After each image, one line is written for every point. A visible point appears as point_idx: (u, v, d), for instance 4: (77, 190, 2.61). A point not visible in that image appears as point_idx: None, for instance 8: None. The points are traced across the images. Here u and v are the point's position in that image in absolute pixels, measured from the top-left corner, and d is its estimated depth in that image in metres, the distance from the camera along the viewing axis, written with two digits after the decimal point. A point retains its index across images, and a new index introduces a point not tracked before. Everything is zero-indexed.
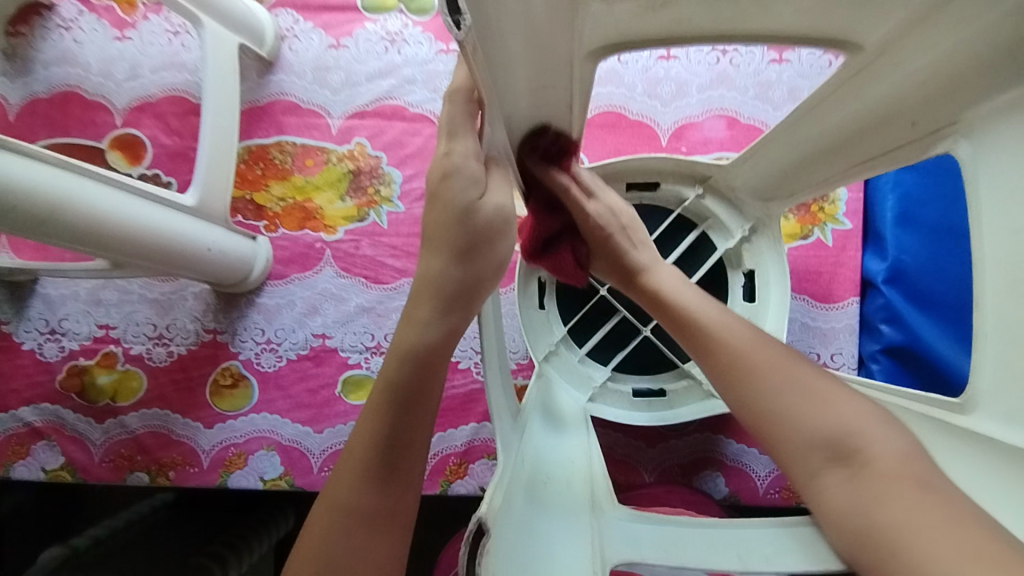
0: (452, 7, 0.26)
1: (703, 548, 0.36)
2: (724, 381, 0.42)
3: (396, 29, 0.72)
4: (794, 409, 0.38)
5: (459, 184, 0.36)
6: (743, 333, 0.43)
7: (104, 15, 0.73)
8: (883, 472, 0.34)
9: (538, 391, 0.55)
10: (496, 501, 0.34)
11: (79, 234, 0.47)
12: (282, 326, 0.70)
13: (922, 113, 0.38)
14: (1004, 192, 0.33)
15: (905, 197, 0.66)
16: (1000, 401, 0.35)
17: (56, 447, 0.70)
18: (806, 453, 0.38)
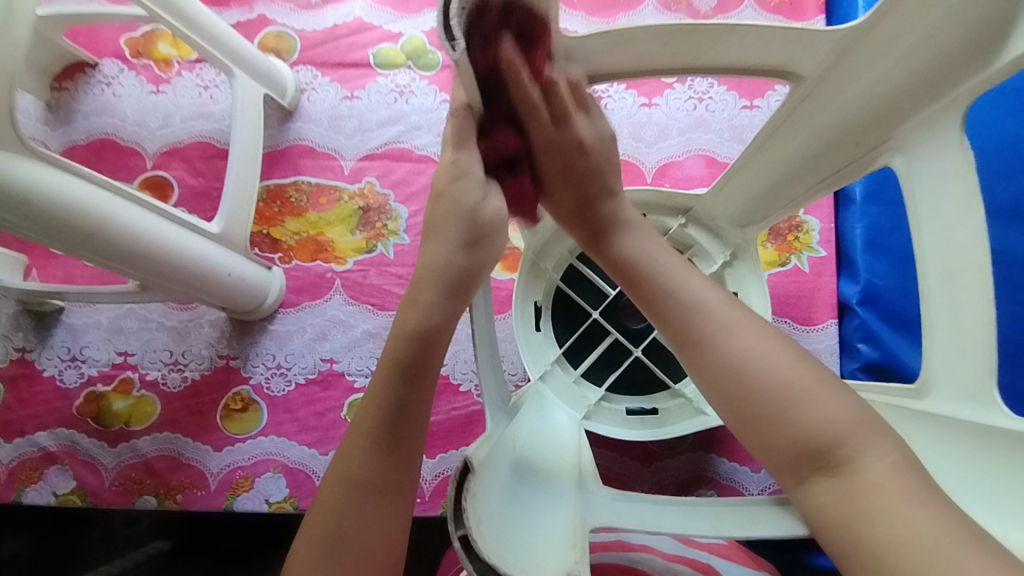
0: (448, 35, 0.35)
1: (678, 516, 0.40)
2: (710, 385, 0.40)
3: (405, 82, 0.80)
4: (781, 415, 0.37)
5: (465, 186, 0.43)
6: (727, 330, 0.41)
7: (142, 72, 0.81)
8: (867, 480, 0.34)
9: (533, 407, 0.59)
10: (480, 455, 0.40)
11: (114, 249, 0.52)
12: (292, 351, 0.74)
13: (863, 134, 0.43)
14: (941, 195, 0.38)
15: (873, 226, 0.71)
16: (954, 384, 0.39)
17: (68, 472, 0.72)
18: (792, 459, 0.37)
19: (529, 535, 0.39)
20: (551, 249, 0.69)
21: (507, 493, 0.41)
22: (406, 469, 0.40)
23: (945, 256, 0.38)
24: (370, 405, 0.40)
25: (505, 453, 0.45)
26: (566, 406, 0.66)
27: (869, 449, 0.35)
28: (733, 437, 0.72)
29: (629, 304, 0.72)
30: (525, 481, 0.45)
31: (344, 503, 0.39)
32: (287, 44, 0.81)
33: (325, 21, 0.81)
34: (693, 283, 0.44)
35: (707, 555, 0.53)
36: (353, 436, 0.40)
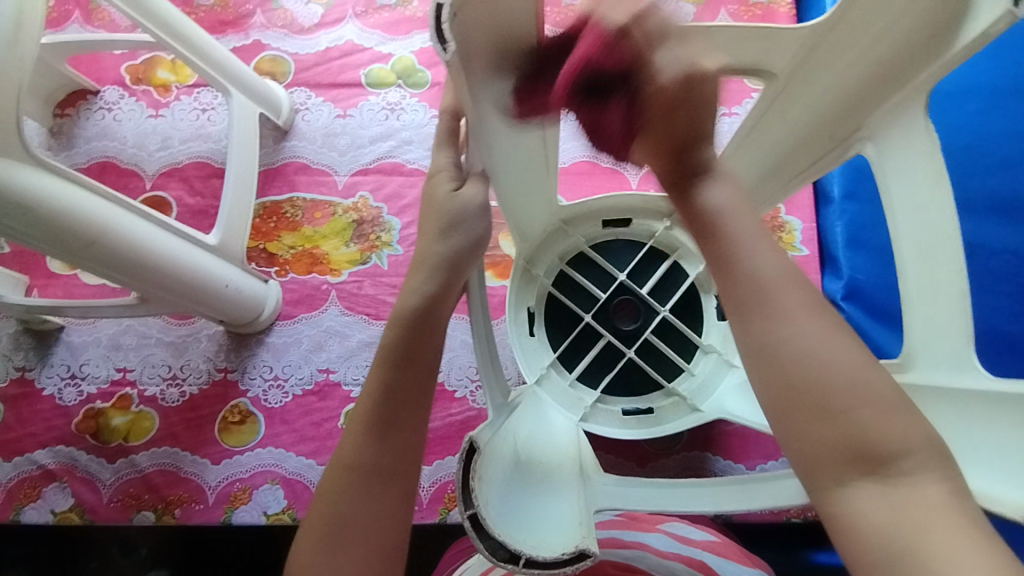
0: (439, 37, 0.32)
1: (679, 498, 0.42)
2: (759, 356, 0.33)
3: (396, 100, 0.83)
4: (844, 408, 0.31)
5: (441, 183, 0.46)
6: (797, 302, 0.34)
7: (142, 97, 0.84)
8: (925, 499, 0.29)
9: (531, 406, 0.58)
10: (486, 438, 0.41)
11: (116, 257, 0.54)
12: (289, 362, 0.75)
13: (835, 125, 0.46)
14: (907, 177, 0.40)
15: (852, 224, 0.74)
16: (931, 355, 0.41)
17: (66, 489, 0.72)
18: (837, 457, 0.31)
19: (535, 516, 0.39)
20: (542, 255, 0.71)
21: (511, 476, 0.42)
22: (397, 458, 0.41)
23: (919, 233, 0.40)
24: (366, 395, 0.42)
25: (508, 444, 0.45)
26: (564, 409, 0.66)
27: (932, 468, 0.30)
28: (727, 435, 0.73)
29: (619, 306, 0.71)
30: (531, 475, 0.45)
31: (344, 492, 0.40)
32: (282, 67, 0.84)
33: (318, 44, 0.85)
34: (764, 251, 0.36)
35: (700, 551, 0.53)
36: (353, 424, 0.42)
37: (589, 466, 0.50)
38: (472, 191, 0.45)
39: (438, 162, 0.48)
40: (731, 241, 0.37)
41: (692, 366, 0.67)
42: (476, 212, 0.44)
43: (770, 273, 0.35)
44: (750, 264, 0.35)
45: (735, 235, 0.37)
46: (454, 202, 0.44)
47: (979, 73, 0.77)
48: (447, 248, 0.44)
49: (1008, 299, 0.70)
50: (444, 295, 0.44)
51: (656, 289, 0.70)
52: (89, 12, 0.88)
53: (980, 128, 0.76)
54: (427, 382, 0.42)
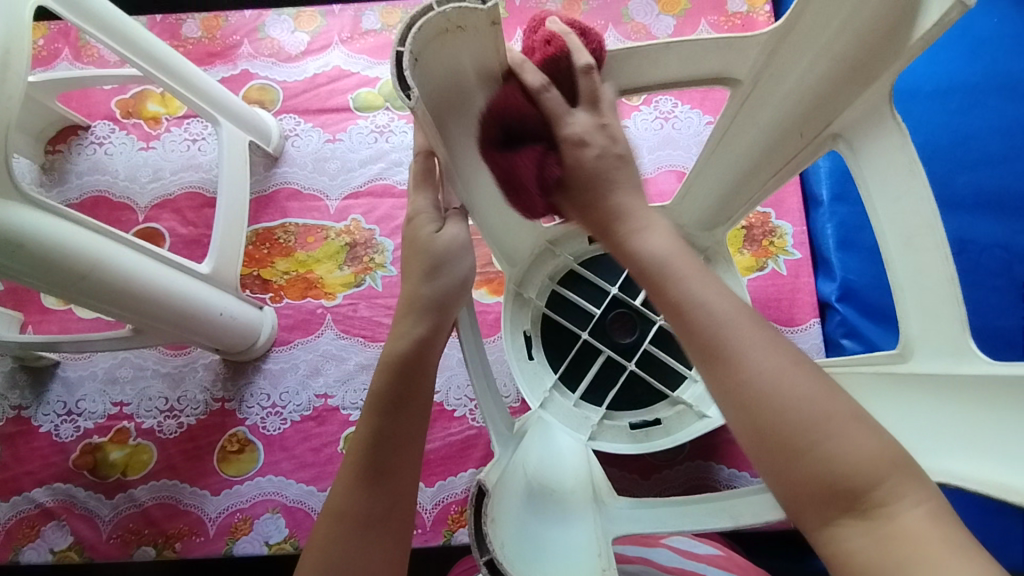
0: (403, 87, 0.35)
1: (695, 515, 0.41)
2: (727, 405, 0.33)
3: (385, 122, 0.83)
4: (809, 444, 0.31)
5: (422, 222, 0.46)
6: (754, 343, 0.34)
7: (132, 130, 0.85)
8: (905, 530, 0.29)
9: (536, 432, 0.57)
10: (494, 476, 0.40)
11: (109, 290, 0.54)
12: (286, 389, 0.75)
13: (805, 124, 0.49)
14: (882, 171, 0.44)
15: (842, 225, 0.74)
16: (931, 342, 0.43)
17: (66, 527, 0.71)
18: (816, 495, 0.31)
19: (550, 554, 0.39)
20: (532, 278, 0.70)
21: (524, 517, 0.41)
22: (393, 501, 0.41)
23: (902, 222, 0.43)
24: (356, 440, 0.42)
25: (515, 477, 0.44)
26: (572, 430, 0.66)
27: (906, 492, 0.30)
28: (730, 443, 0.72)
29: (615, 320, 0.71)
30: (540, 507, 0.44)
31: (343, 536, 0.40)
32: (270, 95, 0.85)
33: (305, 71, 0.86)
34: (719, 296, 0.36)
35: (704, 565, 0.52)
36: (346, 467, 0.42)
37: (601, 491, 0.50)
38: (452, 232, 0.45)
39: (417, 204, 0.46)
40: (689, 290, 0.36)
41: (694, 373, 0.68)
42: (459, 249, 0.45)
43: (722, 312, 0.35)
44: (711, 312, 0.35)
45: (700, 285, 0.37)
46: (438, 243, 0.45)
47: (953, 70, 0.79)
48: (436, 289, 0.44)
49: (1001, 293, 0.70)
50: (434, 337, 0.44)
51: (650, 299, 0.70)
52: (78, 49, 0.89)
53: (959, 125, 0.77)
54: (422, 420, 0.43)
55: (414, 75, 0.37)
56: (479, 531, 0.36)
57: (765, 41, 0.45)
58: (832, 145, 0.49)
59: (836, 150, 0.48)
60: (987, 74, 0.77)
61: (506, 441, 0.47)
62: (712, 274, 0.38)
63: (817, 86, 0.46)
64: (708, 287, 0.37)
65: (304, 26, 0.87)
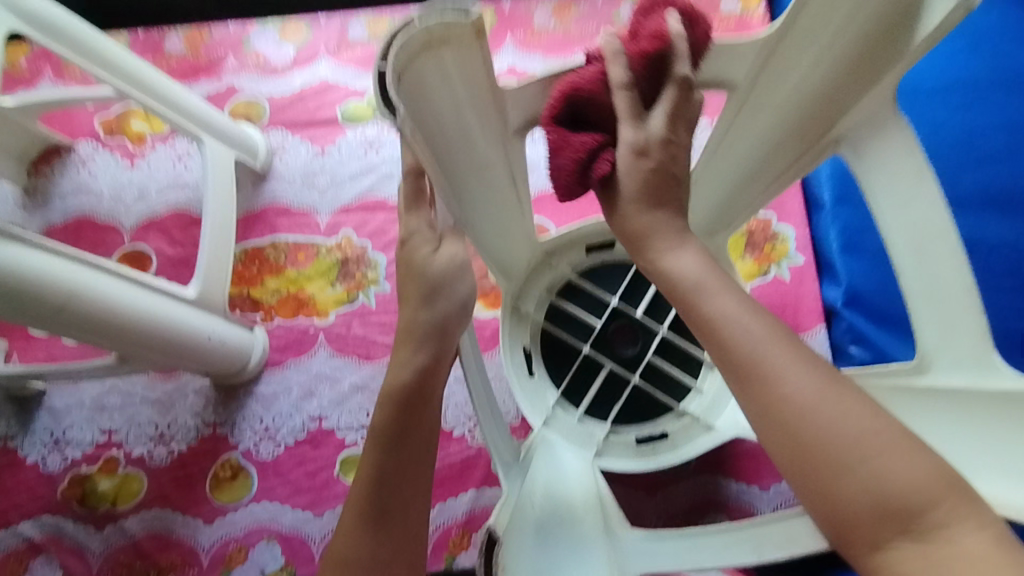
0: (387, 104, 0.34)
1: (716, 551, 0.39)
2: (764, 424, 0.31)
3: (374, 134, 0.81)
4: (859, 461, 0.29)
5: (417, 243, 0.43)
6: (791, 357, 0.32)
7: (116, 149, 0.83)
8: (967, 554, 0.27)
9: (541, 454, 0.55)
10: (502, 523, 0.39)
11: (90, 321, 0.53)
12: (279, 412, 0.73)
13: (807, 129, 0.47)
14: (893, 175, 0.42)
15: (846, 229, 0.72)
16: (951, 355, 0.41)
17: (55, 561, 0.69)
18: (870, 518, 0.29)
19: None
20: (529, 291, 0.68)
21: (535, 559, 0.41)
22: (396, 543, 0.39)
23: (914, 231, 0.41)
24: (357, 481, 0.41)
25: (523, 516, 0.43)
26: (576, 448, 0.63)
27: (963, 513, 0.28)
28: (738, 456, 0.70)
29: (617, 331, 0.68)
30: (550, 546, 0.43)
31: None
32: (256, 110, 0.83)
33: (291, 84, 0.84)
34: (749, 312, 0.34)
35: None
36: (347, 508, 0.40)
37: (610, 507, 0.47)
38: (450, 251, 0.43)
39: (411, 225, 0.43)
40: (717, 306, 0.34)
41: (700, 383, 0.65)
42: (459, 269, 0.43)
43: (749, 330, 0.33)
44: (738, 328, 0.33)
45: (730, 301, 0.34)
46: (438, 265, 0.42)
47: (954, 66, 0.77)
48: (437, 314, 0.42)
49: (1013, 295, 0.68)
50: (436, 366, 0.43)
51: (652, 307, 0.68)
52: (60, 68, 0.87)
53: (963, 122, 0.75)
54: (425, 454, 0.41)
55: (400, 94, 0.35)
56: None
57: (760, 45, 0.43)
58: (834, 150, 0.47)
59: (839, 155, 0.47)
60: (993, 70, 0.76)
61: (512, 473, 0.45)
62: (739, 288, 0.35)
63: (817, 90, 0.44)
64: (739, 302, 0.34)
65: (290, 38, 0.86)
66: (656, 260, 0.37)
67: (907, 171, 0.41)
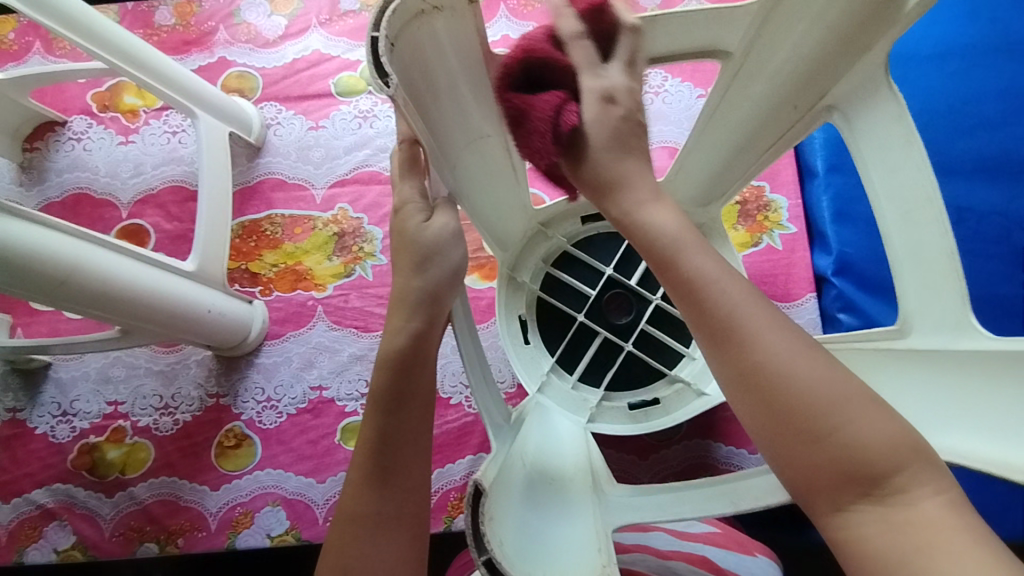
0: (380, 74, 0.34)
1: (698, 501, 0.41)
2: (745, 386, 0.32)
3: (368, 107, 0.81)
4: (827, 428, 0.30)
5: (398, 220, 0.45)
6: (769, 321, 0.33)
7: (110, 124, 0.83)
8: (925, 518, 0.28)
9: (536, 422, 0.56)
10: (492, 472, 0.40)
11: (91, 295, 0.54)
12: (281, 382, 0.75)
13: (799, 96, 0.47)
14: (880, 139, 0.43)
15: (837, 197, 0.73)
16: (931, 316, 0.42)
17: (67, 527, 0.71)
18: (834, 480, 0.30)
19: (553, 548, 0.39)
20: (525, 261, 0.69)
21: (525, 508, 0.42)
22: (402, 503, 0.41)
23: (900, 196, 0.42)
24: (360, 443, 0.42)
25: (516, 470, 0.45)
26: (569, 413, 0.65)
27: (922, 478, 0.29)
28: (727, 421, 0.72)
29: (611, 301, 0.69)
30: (540, 499, 0.44)
31: (354, 540, 0.40)
32: (249, 83, 0.83)
33: (284, 56, 0.83)
34: (728, 274, 0.35)
35: (701, 546, 0.53)
36: (352, 471, 0.42)
37: (600, 477, 0.50)
38: (436, 225, 0.44)
39: (403, 194, 0.46)
40: (700, 267, 0.35)
41: (692, 351, 0.66)
42: (451, 239, 0.44)
43: (732, 292, 0.34)
44: (720, 289, 0.34)
45: (700, 258, 0.35)
46: (420, 238, 0.43)
47: (951, 32, 0.76)
48: (427, 282, 0.43)
49: (1002, 261, 0.69)
50: (428, 332, 0.43)
51: (645, 278, 0.69)
52: (49, 41, 0.86)
53: (958, 89, 0.75)
54: (425, 416, 0.43)
55: (392, 62, 0.35)
56: (477, 527, 0.36)
57: (755, 11, 0.44)
58: (827, 117, 0.47)
59: (831, 122, 0.47)
60: (986, 37, 0.75)
61: (503, 434, 0.46)
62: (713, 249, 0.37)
63: (807, 56, 0.44)
64: (718, 264, 0.35)
65: (281, 9, 0.85)
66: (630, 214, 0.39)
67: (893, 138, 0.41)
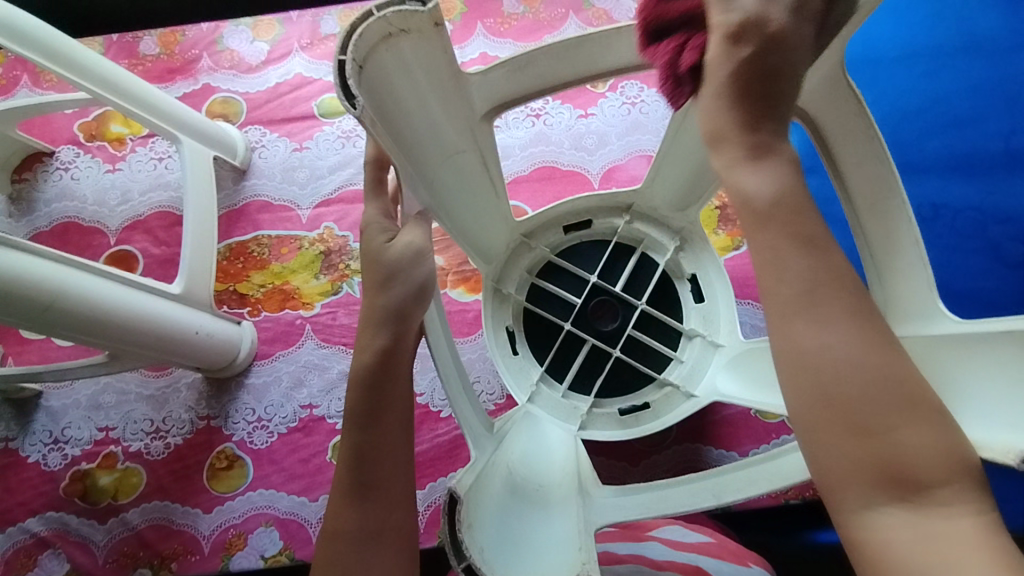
0: (347, 95, 0.35)
1: (683, 496, 0.43)
2: (805, 371, 0.32)
3: (351, 127, 0.83)
4: (878, 428, 0.30)
5: (374, 234, 0.46)
6: (845, 313, 0.32)
7: (97, 153, 0.84)
8: (958, 532, 0.29)
9: (523, 434, 0.55)
10: (467, 480, 0.40)
11: (78, 320, 0.55)
12: (271, 402, 0.75)
13: None
14: (842, 136, 0.44)
15: (814, 199, 0.74)
16: (903, 302, 0.43)
17: (61, 555, 0.71)
18: (871, 478, 0.30)
19: (537, 552, 0.39)
20: (510, 273, 0.70)
21: (505, 514, 0.42)
22: (384, 514, 0.41)
23: (864, 189, 0.43)
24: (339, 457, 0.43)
25: (498, 478, 0.45)
26: (560, 421, 0.65)
27: (959, 493, 0.30)
28: (716, 424, 0.72)
29: (597, 308, 0.69)
30: (525, 504, 0.45)
31: (340, 555, 0.40)
32: (234, 108, 0.84)
33: (266, 81, 0.85)
34: (812, 257, 0.33)
35: (696, 556, 0.53)
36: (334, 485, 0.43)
37: (585, 480, 0.50)
38: (413, 236, 0.45)
39: (369, 215, 0.47)
40: (779, 247, 0.33)
41: (680, 354, 0.67)
42: (413, 258, 0.44)
43: (808, 280, 0.33)
44: (797, 274, 0.33)
45: (782, 239, 0.33)
46: (390, 254, 0.44)
47: (919, 34, 0.78)
48: (390, 300, 0.44)
49: (978, 255, 0.70)
50: (396, 346, 0.44)
51: (629, 283, 0.69)
52: (36, 74, 0.88)
53: (928, 88, 0.76)
54: (401, 429, 0.43)
55: (359, 84, 0.36)
56: (455, 535, 0.36)
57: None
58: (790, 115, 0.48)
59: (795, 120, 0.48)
60: (953, 37, 0.77)
61: (482, 442, 0.46)
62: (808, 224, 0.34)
63: None
64: (799, 238, 0.33)
65: (263, 35, 0.86)
66: (728, 185, 0.36)
67: (853, 129, 0.43)
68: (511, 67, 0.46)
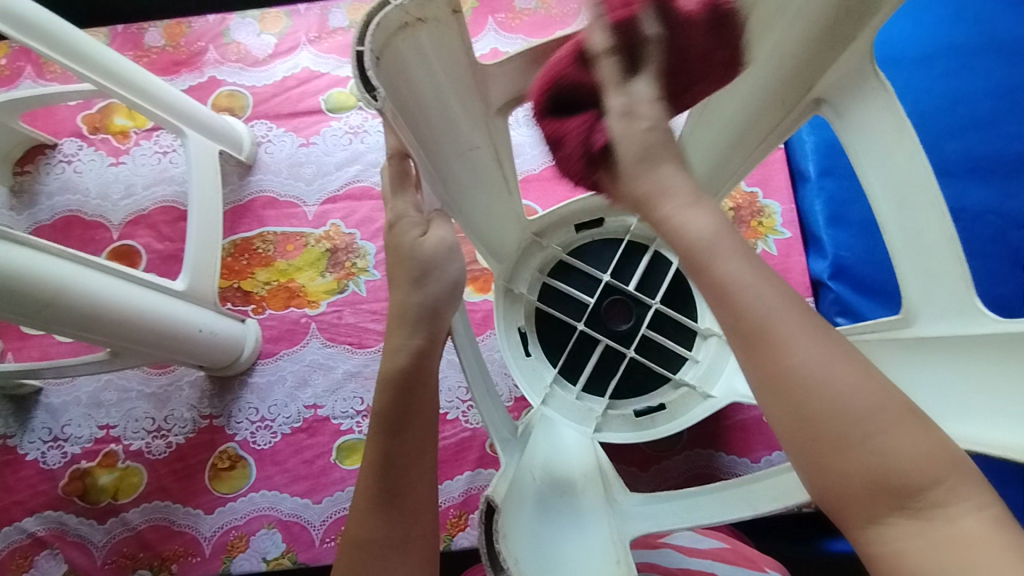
0: (366, 86, 0.34)
1: (717, 506, 0.42)
2: (780, 394, 0.30)
3: (358, 123, 0.81)
4: (862, 440, 0.28)
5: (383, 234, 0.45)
6: (802, 330, 0.30)
7: (101, 146, 0.83)
8: (961, 533, 0.27)
9: (543, 436, 0.54)
10: (502, 488, 0.39)
11: (78, 317, 0.53)
12: (275, 402, 0.73)
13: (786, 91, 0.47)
14: (870, 135, 0.42)
15: (831, 201, 0.73)
16: (936, 302, 0.41)
17: (59, 555, 0.70)
18: (866, 492, 0.28)
19: (568, 564, 0.40)
20: (520, 273, 0.68)
21: (537, 524, 0.42)
22: (411, 524, 0.40)
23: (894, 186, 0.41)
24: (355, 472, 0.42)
25: (527, 486, 0.44)
26: (576, 423, 0.64)
27: (962, 492, 0.28)
28: (727, 429, 0.71)
29: (611, 307, 0.68)
30: (556, 512, 0.44)
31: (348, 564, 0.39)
32: (240, 102, 0.83)
33: (273, 74, 0.83)
34: (759, 274, 0.32)
35: (711, 563, 0.52)
36: (358, 494, 0.41)
37: (612, 484, 0.50)
38: (439, 234, 0.44)
39: (397, 209, 0.46)
40: (725, 269, 0.32)
41: (695, 353, 0.65)
42: (447, 253, 0.44)
43: (758, 296, 0.31)
44: (754, 302, 0.31)
45: (735, 267, 0.32)
46: (425, 248, 0.44)
47: (938, 34, 0.77)
48: (426, 297, 0.43)
49: (998, 260, 0.69)
50: (429, 348, 0.43)
51: (642, 282, 0.68)
52: (40, 65, 0.86)
53: (948, 90, 0.75)
54: (429, 435, 0.42)
55: (377, 75, 0.35)
56: (491, 545, 0.36)
57: None
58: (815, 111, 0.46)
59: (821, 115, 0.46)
60: (973, 38, 0.76)
61: (511, 448, 0.46)
62: (744, 245, 0.33)
63: (787, 53, 0.43)
64: (745, 262, 0.32)
65: (270, 28, 0.85)
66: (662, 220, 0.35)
67: (884, 126, 0.42)
68: (531, 59, 0.45)
